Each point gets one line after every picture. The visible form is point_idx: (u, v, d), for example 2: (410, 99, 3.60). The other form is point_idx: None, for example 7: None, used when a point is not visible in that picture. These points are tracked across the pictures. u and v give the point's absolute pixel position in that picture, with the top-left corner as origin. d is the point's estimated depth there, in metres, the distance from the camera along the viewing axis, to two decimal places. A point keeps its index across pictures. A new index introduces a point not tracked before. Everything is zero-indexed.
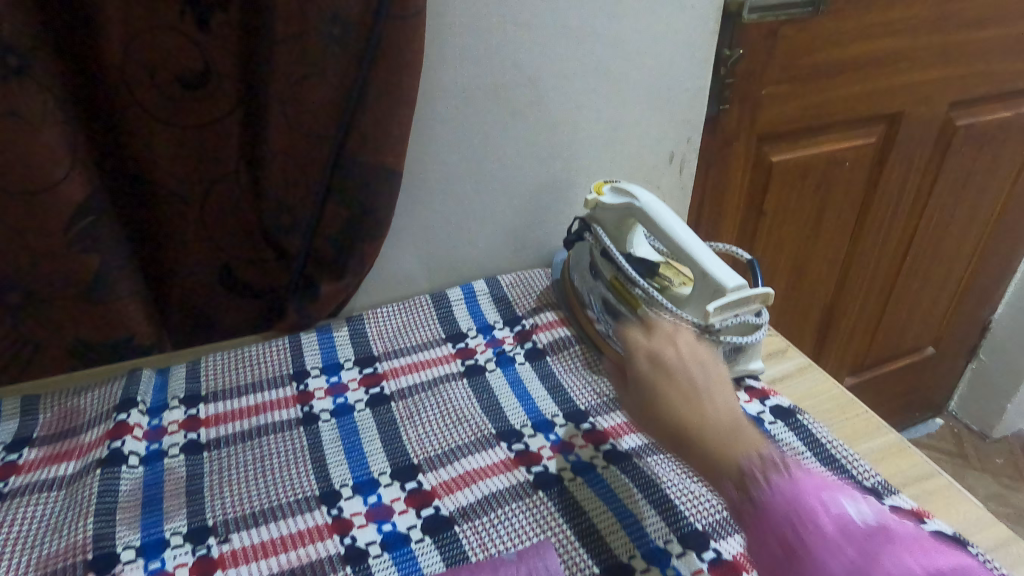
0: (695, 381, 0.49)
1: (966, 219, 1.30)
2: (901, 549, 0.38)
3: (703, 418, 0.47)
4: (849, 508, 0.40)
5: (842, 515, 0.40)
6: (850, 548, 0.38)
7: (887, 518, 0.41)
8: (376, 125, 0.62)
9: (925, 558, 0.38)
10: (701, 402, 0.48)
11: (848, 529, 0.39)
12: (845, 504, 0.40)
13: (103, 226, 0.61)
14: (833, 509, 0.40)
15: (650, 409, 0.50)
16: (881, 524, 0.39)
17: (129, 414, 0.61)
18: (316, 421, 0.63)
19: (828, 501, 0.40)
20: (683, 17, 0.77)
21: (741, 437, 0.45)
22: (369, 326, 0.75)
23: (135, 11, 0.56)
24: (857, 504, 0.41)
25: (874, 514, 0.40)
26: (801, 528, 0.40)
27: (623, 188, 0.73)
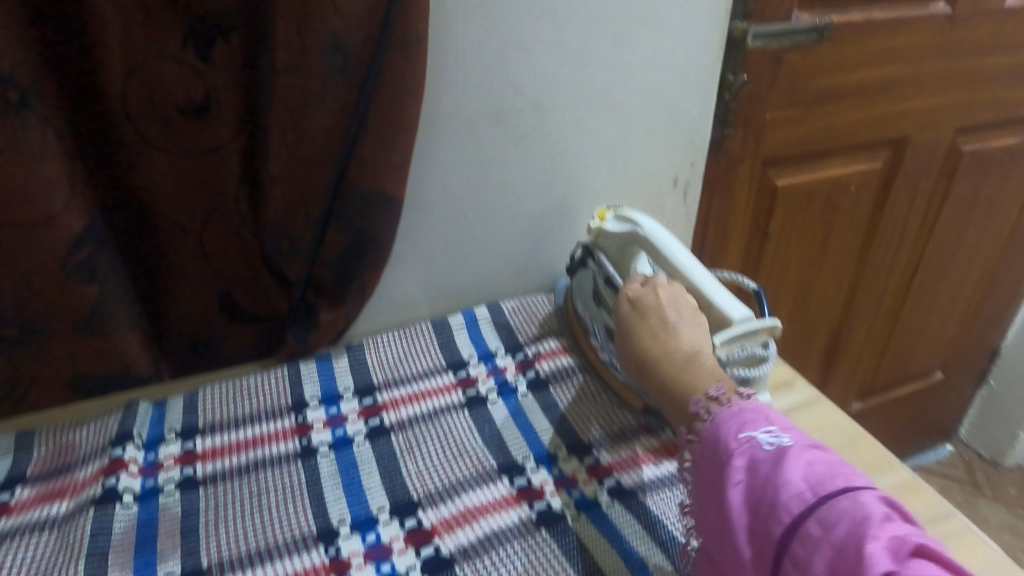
0: (668, 320, 0.58)
1: (974, 244, 1.29)
2: (793, 467, 0.42)
3: (666, 350, 0.55)
4: (761, 435, 0.45)
5: (750, 441, 0.45)
6: (746, 470, 0.44)
7: (809, 445, 0.44)
8: (377, 154, 0.61)
9: (813, 475, 0.42)
10: (667, 337, 0.56)
11: (752, 460, 0.44)
12: (759, 432, 0.46)
13: (102, 258, 0.61)
14: (743, 434, 0.46)
15: (626, 341, 0.59)
16: (788, 448, 0.44)
17: (125, 449, 0.60)
18: (314, 454, 0.62)
19: (744, 429, 0.46)
20: (685, 43, 0.77)
21: (697, 365, 0.54)
22: (370, 355, 0.74)
23: (136, 42, 0.55)
24: (774, 432, 0.45)
25: (789, 439, 0.45)
26: (718, 463, 0.46)
27: (627, 216, 0.72)
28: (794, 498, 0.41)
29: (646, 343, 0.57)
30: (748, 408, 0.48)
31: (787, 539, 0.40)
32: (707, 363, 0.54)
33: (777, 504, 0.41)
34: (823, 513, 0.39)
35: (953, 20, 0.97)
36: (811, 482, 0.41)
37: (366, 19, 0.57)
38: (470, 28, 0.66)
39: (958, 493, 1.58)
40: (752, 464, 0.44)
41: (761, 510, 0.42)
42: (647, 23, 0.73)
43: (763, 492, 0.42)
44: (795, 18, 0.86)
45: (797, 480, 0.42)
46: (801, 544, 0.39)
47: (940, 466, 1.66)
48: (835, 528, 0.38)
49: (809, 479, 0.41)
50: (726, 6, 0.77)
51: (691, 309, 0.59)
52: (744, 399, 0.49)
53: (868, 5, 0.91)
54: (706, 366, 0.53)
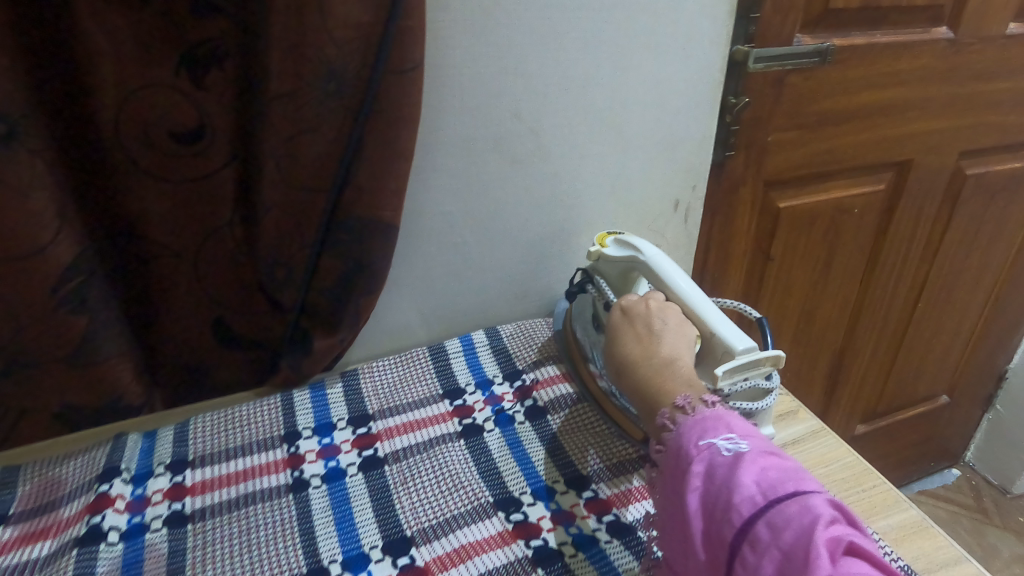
0: (652, 327, 0.59)
1: (979, 267, 1.28)
2: (746, 472, 0.43)
3: (648, 353, 0.57)
4: (720, 441, 0.46)
5: (710, 448, 0.46)
6: (704, 476, 0.45)
7: (765, 450, 0.45)
8: (372, 180, 0.61)
9: (765, 479, 0.42)
10: (651, 342, 0.58)
11: (710, 466, 0.45)
12: (718, 438, 0.46)
13: (91, 287, 0.60)
14: (703, 441, 0.47)
15: (610, 344, 0.60)
16: (745, 453, 0.44)
17: (111, 484, 0.58)
18: (306, 488, 0.60)
19: (705, 436, 0.47)
20: (686, 67, 0.76)
21: (676, 369, 0.55)
22: (364, 382, 0.72)
23: (128, 69, 0.55)
24: (732, 438, 0.46)
25: (747, 444, 0.45)
26: (680, 470, 0.47)
27: (627, 240, 0.71)
28: (745, 501, 0.41)
29: (628, 346, 0.59)
30: (710, 415, 0.49)
31: (737, 542, 0.41)
32: (683, 369, 0.55)
33: (730, 508, 0.42)
34: (772, 517, 0.40)
35: (955, 44, 0.96)
36: (763, 486, 0.42)
37: (362, 46, 0.56)
38: (467, 53, 0.66)
39: (965, 519, 1.56)
40: (710, 470, 0.45)
41: (715, 514, 0.43)
42: (647, 48, 0.73)
43: (717, 496, 0.43)
44: (797, 41, 0.86)
45: (751, 483, 0.42)
46: (751, 547, 0.40)
47: (947, 491, 1.63)
48: (783, 533, 0.39)
49: (761, 483, 0.42)
50: (727, 31, 0.77)
51: (678, 319, 0.60)
52: (707, 405, 0.50)
53: (870, 29, 0.91)
54: (682, 375, 0.54)
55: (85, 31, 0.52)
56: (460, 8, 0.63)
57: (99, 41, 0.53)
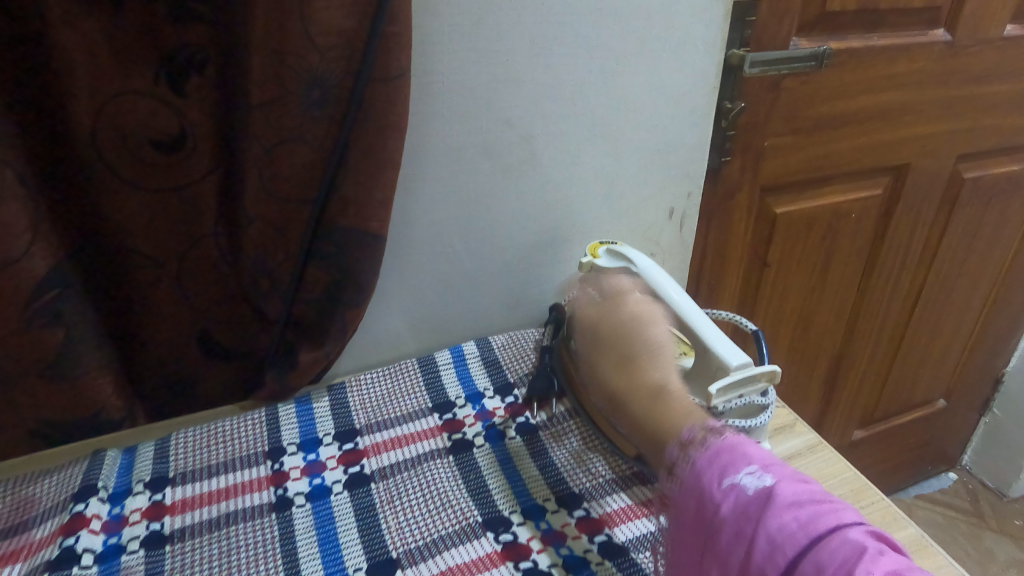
0: (638, 348, 0.57)
1: (976, 272, 1.26)
2: (779, 509, 0.42)
3: (636, 384, 0.56)
4: (744, 478, 0.45)
5: (734, 486, 0.45)
6: (735, 518, 0.43)
7: (790, 479, 0.44)
8: (358, 190, 0.59)
9: (799, 515, 0.41)
10: (639, 369, 0.56)
11: (740, 506, 0.44)
12: (741, 475, 0.45)
13: (67, 300, 0.58)
14: (726, 482, 0.45)
15: (597, 373, 0.60)
16: (772, 487, 0.43)
17: (87, 504, 0.57)
18: (290, 506, 0.59)
19: (725, 474, 0.46)
20: (680, 71, 0.75)
21: (666, 397, 0.53)
22: (352, 396, 0.70)
23: (105, 77, 0.53)
24: (754, 471, 0.45)
25: (770, 476, 0.44)
26: (708, 512, 0.45)
27: (619, 251, 0.69)
28: (786, 542, 0.40)
29: (615, 376, 0.58)
30: (724, 447, 0.48)
31: None
32: (677, 394, 0.53)
33: (772, 551, 0.40)
34: (817, 557, 0.39)
35: (953, 47, 0.95)
36: (798, 523, 0.41)
37: (347, 52, 0.54)
38: (457, 60, 0.64)
39: (962, 524, 1.54)
40: (739, 510, 0.44)
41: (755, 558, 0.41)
42: (640, 53, 0.71)
43: (755, 539, 0.42)
44: (793, 45, 0.85)
45: (788, 522, 0.41)
46: None
47: (944, 495, 1.62)
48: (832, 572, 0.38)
49: (797, 518, 0.41)
50: (723, 35, 0.75)
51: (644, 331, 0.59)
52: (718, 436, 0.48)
53: (867, 31, 0.89)
54: (677, 404, 0.52)
55: (58, 38, 0.50)
56: (448, 13, 0.61)
57: (74, 47, 0.51)
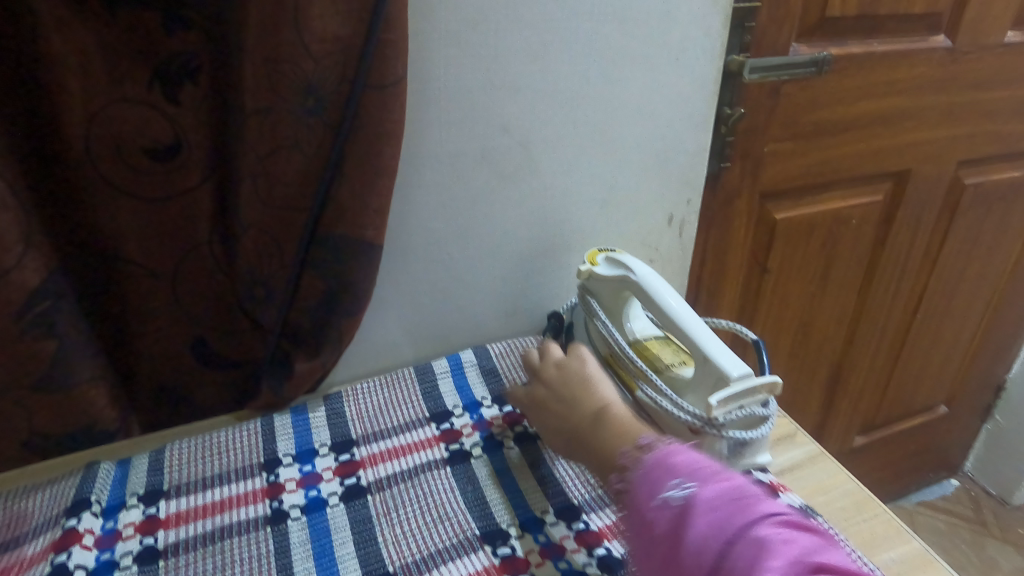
0: (585, 375, 0.62)
1: (977, 277, 1.26)
2: (699, 520, 0.42)
3: (583, 408, 0.59)
4: (671, 491, 0.45)
5: (663, 502, 0.45)
6: (664, 529, 0.43)
7: (712, 482, 0.44)
8: (354, 199, 0.58)
9: (719, 522, 0.41)
10: (587, 393, 0.60)
11: (668, 518, 0.44)
12: (668, 490, 0.45)
13: (60, 310, 0.57)
14: (657, 498, 0.45)
15: (542, 403, 0.63)
16: (694, 498, 0.43)
17: (79, 518, 0.56)
18: (285, 519, 0.58)
19: (654, 492, 0.46)
20: (679, 78, 0.74)
21: (604, 419, 0.57)
22: (348, 406, 0.70)
23: (98, 85, 0.52)
24: (678, 482, 0.45)
25: (693, 483, 0.44)
26: (642, 527, 0.45)
27: (618, 259, 0.68)
28: (709, 550, 0.40)
29: (557, 403, 0.62)
30: (655, 465, 0.47)
31: None
32: (615, 415, 0.57)
33: (697, 560, 0.41)
34: (736, 564, 0.39)
35: (954, 53, 0.94)
36: (718, 530, 0.41)
37: (342, 59, 0.54)
38: (454, 66, 0.64)
39: (964, 531, 1.53)
40: (668, 522, 0.43)
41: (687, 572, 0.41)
42: (638, 59, 0.71)
43: (680, 550, 0.42)
44: (793, 51, 0.84)
45: (711, 531, 0.41)
46: None
47: (946, 502, 1.61)
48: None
49: (719, 527, 0.41)
50: (722, 41, 0.74)
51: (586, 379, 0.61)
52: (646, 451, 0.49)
53: (868, 37, 0.89)
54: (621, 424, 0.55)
55: (50, 47, 0.50)
56: (445, 20, 0.61)
57: (66, 55, 0.50)
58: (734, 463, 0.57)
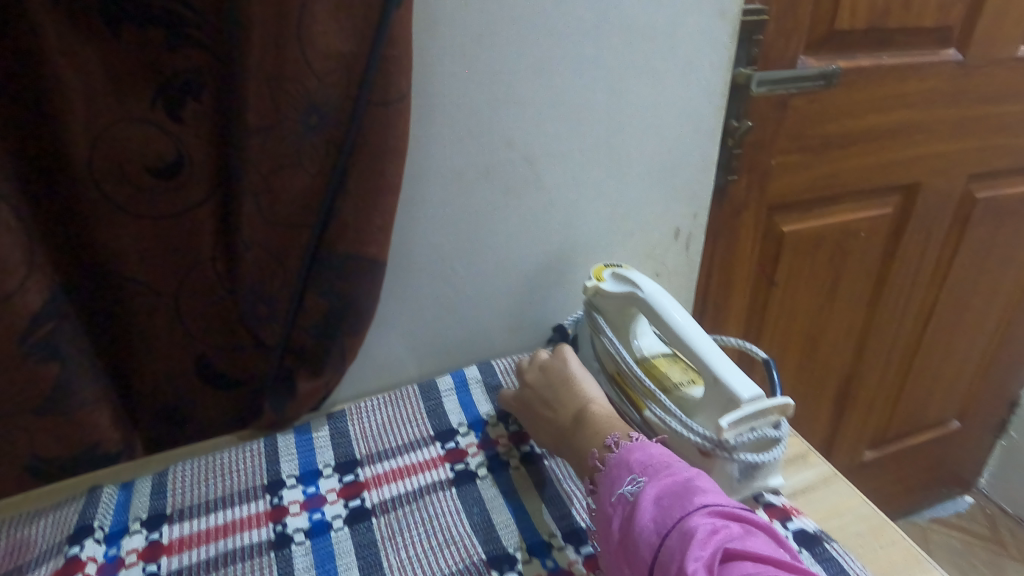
0: (569, 374, 0.63)
1: (989, 290, 1.24)
2: (643, 512, 0.45)
3: (564, 409, 0.60)
4: (625, 488, 0.48)
5: (619, 497, 0.48)
6: (617, 524, 0.47)
7: (659, 477, 0.47)
8: (358, 216, 0.57)
9: (656, 511, 0.45)
10: (568, 393, 0.61)
11: (621, 513, 0.47)
12: (624, 486, 0.49)
13: (63, 332, 0.56)
14: (613, 495, 0.49)
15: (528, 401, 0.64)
16: (641, 492, 0.47)
17: (82, 546, 0.55)
18: (289, 544, 0.57)
19: (613, 488, 0.49)
20: (685, 92, 0.73)
21: (584, 419, 0.58)
22: (352, 424, 0.69)
23: (100, 105, 0.52)
24: (632, 477, 0.49)
25: (644, 478, 0.48)
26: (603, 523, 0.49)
27: (625, 275, 0.67)
28: (646, 541, 0.44)
29: (540, 406, 0.63)
30: (615, 463, 0.51)
31: None
32: (593, 416, 0.58)
33: (637, 550, 0.44)
34: (665, 550, 0.42)
35: (964, 65, 0.93)
36: (658, 523, 0.44)
37: (345, 76, 0.53)
38: (458, 82, 0.63)
39: (980, 549, 1.51)
40: (621, 518, 0.47)
41: (633, 559, 0.44)
42: (644, 74, 0.70)
43: (627, 542, 0.45)
44: (801, 64, 0.83)
45: (648, 521, 0.44)
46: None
47: (959, 517, 1.58)
48: (670, 563, 0.41)
49: (656, 517, 0.44)
50: (729, 55, 0.74)
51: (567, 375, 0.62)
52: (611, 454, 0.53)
53: (876, 50, 0.88)
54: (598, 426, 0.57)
55: (53, 66, 0.49)
56: (449, 35, 0.60)
57: (69, 74, 0.50)
58: (744, 486, 0.57)
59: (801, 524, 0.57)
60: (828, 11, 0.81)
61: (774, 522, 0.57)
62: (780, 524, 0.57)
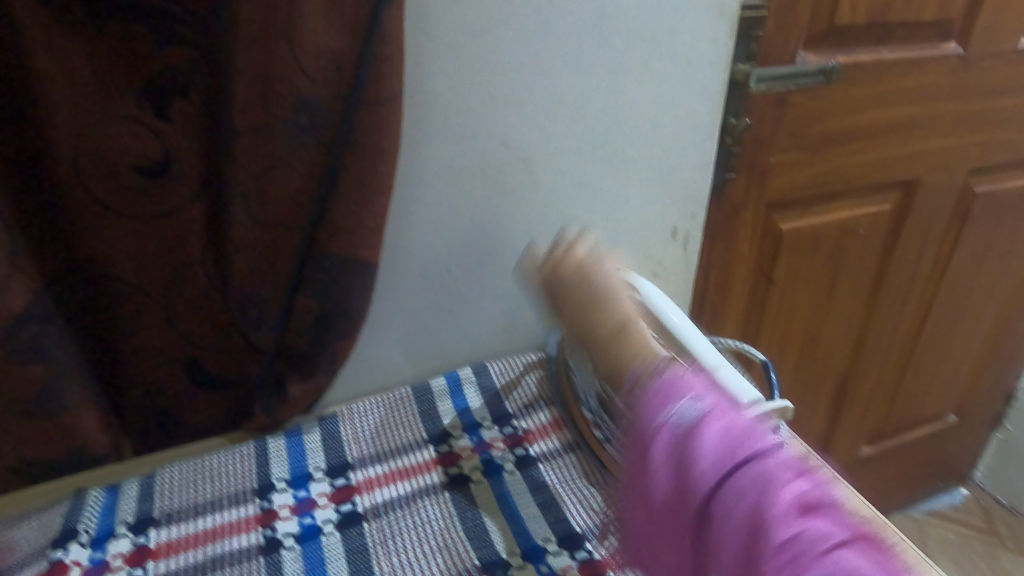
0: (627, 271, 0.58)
1: (988, 285, 1.23)
2: (704, 429, 0.35)
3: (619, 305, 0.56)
4: (683, 405, 0.36)
5: (669, 410, 0.36)
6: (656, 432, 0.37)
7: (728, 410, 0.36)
8: (350, 218, 0.56)
9: (728, 448, 0.34)
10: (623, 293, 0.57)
11: (668, 427, 0.36)
12: (678, 398, 0.37)
13: (49, 335, 0.55)
14: (660, 404, 0.37)
15: None
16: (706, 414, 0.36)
17: (67, 550, 0.55)
18: (278, 549, 0.56)
19: (662, 406, 0.37)
20: (684, 90, 0.72)
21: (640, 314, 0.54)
22: (344, 427, 0.68)
23: (84, 102, 0.51)
24: (691, 397, 0.36)
25: (709, 400, 0.36)
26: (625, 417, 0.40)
27: (623, 277, 0.66)
28: (707, 470, 0.34)
29: None
30: (668, 383, 0.37)
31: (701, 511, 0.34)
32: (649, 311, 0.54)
33: (686, 473, 0.35)
34: (743, 512, 0.32)
35: (965, 59, 0.92)
36: (727, 450, 0.34)
37: (336, 76, 0.52)
38: (453, 80, 0.62)
39: (977, 543, 1.50)
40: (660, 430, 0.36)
41: (679, 476, 0.35)
42: (642, 71, 0.69)
43: (676, 460, 0.36)
44: (801, 60, 0.82)
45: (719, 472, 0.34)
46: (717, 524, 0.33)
47: (955, 512, 1.58)
48: (739, 506, 0.33)
49: (725, 449, 0.34)
50: (728, 52, 0.72)
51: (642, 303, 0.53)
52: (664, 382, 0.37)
53: (877, 45, 0.87)
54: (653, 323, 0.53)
55: (36, 64, 0.48)
56: (443, 33, 0.59)
57: (53, 72, 0.49)
58: None
59: None
60: (828, 6, 0.80)
61: None
62: None
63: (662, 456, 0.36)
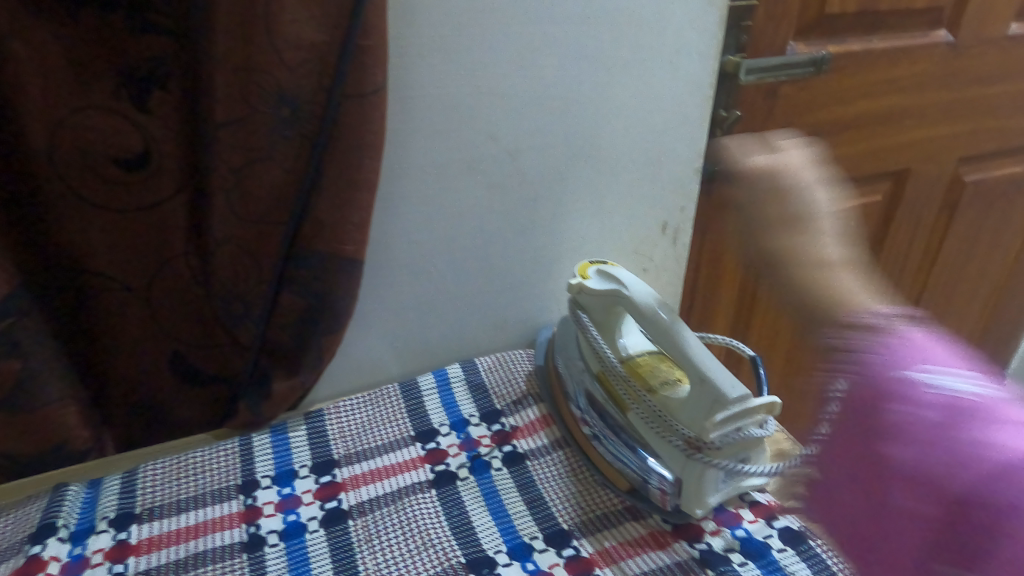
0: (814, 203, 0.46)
1: (977, 275, 1.23)
2: (999, 409, 0.34)
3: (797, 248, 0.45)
4: (947, 381, 0.36)
5: (935, 389, 0.36)
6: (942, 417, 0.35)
7: (994, 390, 0.35)
8: (333, 212, 0.55)
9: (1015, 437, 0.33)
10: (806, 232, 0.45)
11: (955, 410, 0.35)
12: (947, 376, 0.36)
13: (24, 330, 0.54)
14: (927, 386, 0.36)
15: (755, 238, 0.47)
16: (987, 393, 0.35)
17: (45, 545, 0.54)
18: (262, 546, 0.56)
19: (930, 386, 0.36)
20: (674, 81, 0.72)
21: (820, 261, 0.44)
22: (330, 424, 0.67)
23: (59, 93, 0.49)
24: (966, 374, 0.36)
25: (984, 378, 0.35)
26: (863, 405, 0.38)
27: (610, 272, 0.66)
28: (995, 460, 0.32)
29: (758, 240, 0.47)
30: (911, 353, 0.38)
31: (982, 506, 0.32)
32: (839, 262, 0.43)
33: (963, 464, 0.33)
34: None
35: (954, 48, 0.92)
36: (974, 443, 0.33)
37: (318, 67, 0.51)
38: (439, 73, 0.61)
39: None
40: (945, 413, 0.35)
41: (955, 471, 0.33)
42: (631, 62, 0.68)
43: (967, 453, 0.33)
44: (791, 50, 0.81)
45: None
46: (1004, 519, 0.32)
47: None
48: None
49: (993, 440, 0.33)
50: (718, 43, 0.72)
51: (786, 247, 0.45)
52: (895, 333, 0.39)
53: (868, 34, 0.86)
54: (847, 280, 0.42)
55: (9, 53, 0.47)
56: (427, 24, 0.58)
57: (27, 62, 0.48)
58: (729, 485, 0.56)
59: (786, 523, 0.56)
60: None
61: (758, 521, 0.57)
62: (765, 524, 0.57)
63: (898, 415, 0.36)
